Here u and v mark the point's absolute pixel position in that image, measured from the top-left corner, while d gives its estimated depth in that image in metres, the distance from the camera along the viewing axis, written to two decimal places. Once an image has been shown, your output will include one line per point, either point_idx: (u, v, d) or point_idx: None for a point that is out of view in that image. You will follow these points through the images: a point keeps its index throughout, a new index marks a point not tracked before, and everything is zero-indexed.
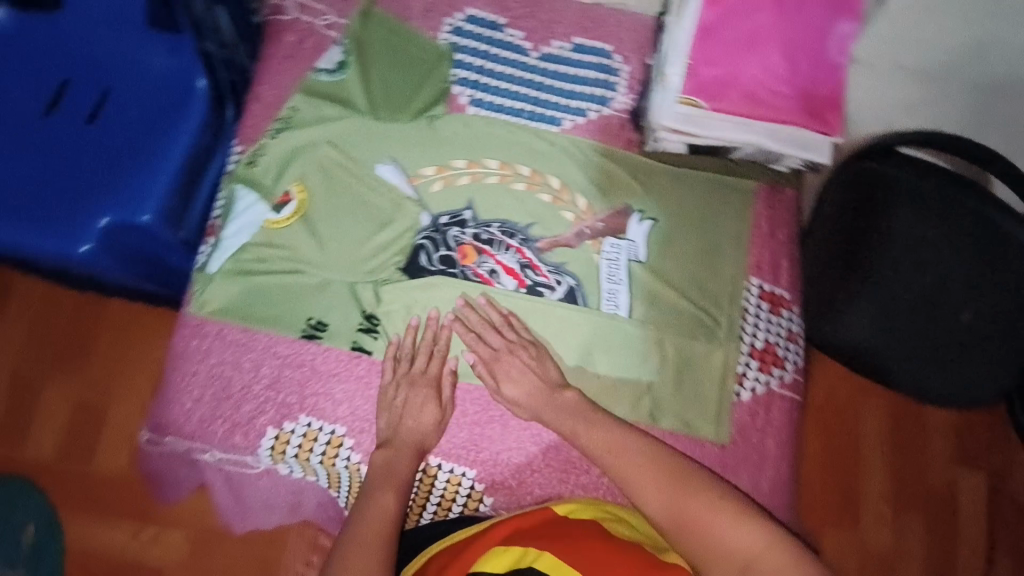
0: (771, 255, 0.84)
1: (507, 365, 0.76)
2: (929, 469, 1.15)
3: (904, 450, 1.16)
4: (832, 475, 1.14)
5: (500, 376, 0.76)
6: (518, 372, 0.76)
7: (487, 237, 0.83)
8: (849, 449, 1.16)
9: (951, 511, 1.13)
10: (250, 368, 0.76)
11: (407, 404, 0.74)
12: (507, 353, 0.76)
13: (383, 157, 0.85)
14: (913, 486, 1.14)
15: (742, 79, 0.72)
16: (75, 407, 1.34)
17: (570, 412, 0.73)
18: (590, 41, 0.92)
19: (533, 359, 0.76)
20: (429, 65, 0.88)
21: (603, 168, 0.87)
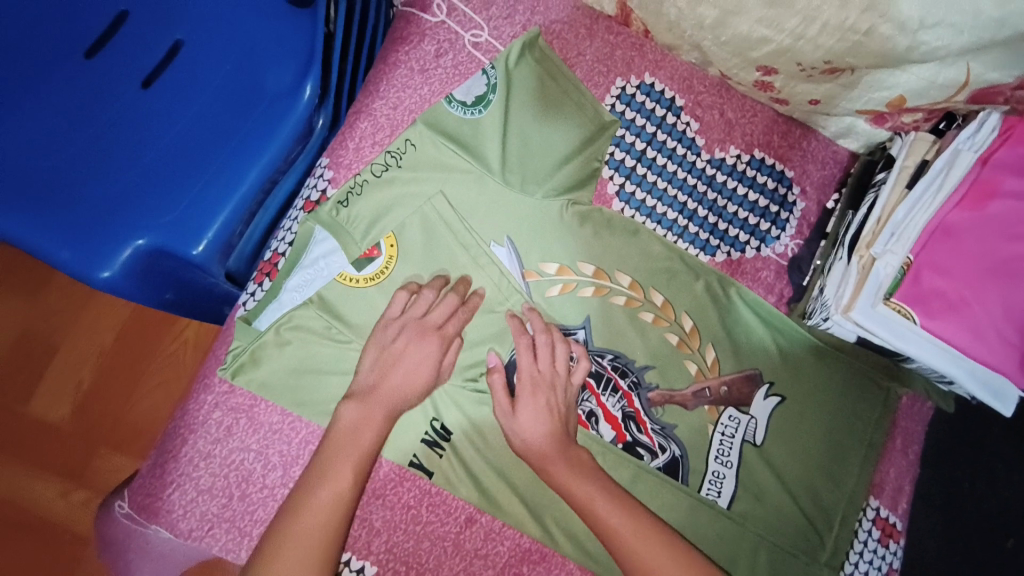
0: (895, 476, 0.74)
1: (539, 392, 0.63)
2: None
3: None
4: None
5: (519, 403, 0.63)
6: (540, 389, 0.63)
7: (596, 369, 0.69)
8: None
9: None
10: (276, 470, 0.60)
11: (463, 545, 0.64)
12: (541, 380, 0.63)
13: (500, 235, 0.68)
14: None
15: (969, 307, 0.60)
16: (22, 334, 1.07)
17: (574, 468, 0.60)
18: (772, 161, 0.77)
19: (558, 399, 0.63)
20: (586, 134, 0.72)
21: (743, 320, 0.73)
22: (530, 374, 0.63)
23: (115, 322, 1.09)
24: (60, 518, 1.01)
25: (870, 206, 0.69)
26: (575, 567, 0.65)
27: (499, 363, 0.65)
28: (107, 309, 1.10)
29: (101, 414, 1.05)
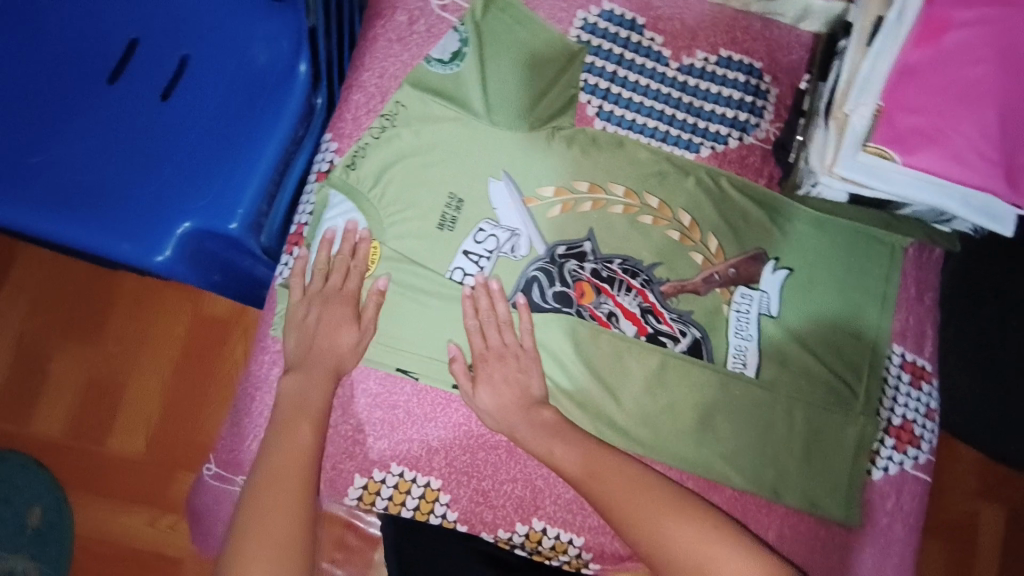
0: (916, 322, 0.76)
1: (494, 366, 0.68)
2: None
3: None
4: None
5: (478, 380, 0.68)
6: (493, 379, 0.68)
7: (607, 274, 0.74)
8: None
9: None
10: None
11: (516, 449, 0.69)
12: (491, 355, 0.68)
13: (497, 170, 0.75)
14: None
15: (947, 136, 0.63)
16: (91, 378, 1.12)
17: (546, 430, 0.65)
18: (739, 56, 0.81)
19: (514, 370, 0.68)
20: (557, 66, 0.78)
21: (739, 205, 0.77)
22: (480, 353, 0.68)
23: (168, 354, 1.13)
24: (155, 540, 1.08)
25: (837, 72, 0.72)
26: None
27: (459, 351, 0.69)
28: (158, 343, 1.13)
29: (175, 439, 1.11)
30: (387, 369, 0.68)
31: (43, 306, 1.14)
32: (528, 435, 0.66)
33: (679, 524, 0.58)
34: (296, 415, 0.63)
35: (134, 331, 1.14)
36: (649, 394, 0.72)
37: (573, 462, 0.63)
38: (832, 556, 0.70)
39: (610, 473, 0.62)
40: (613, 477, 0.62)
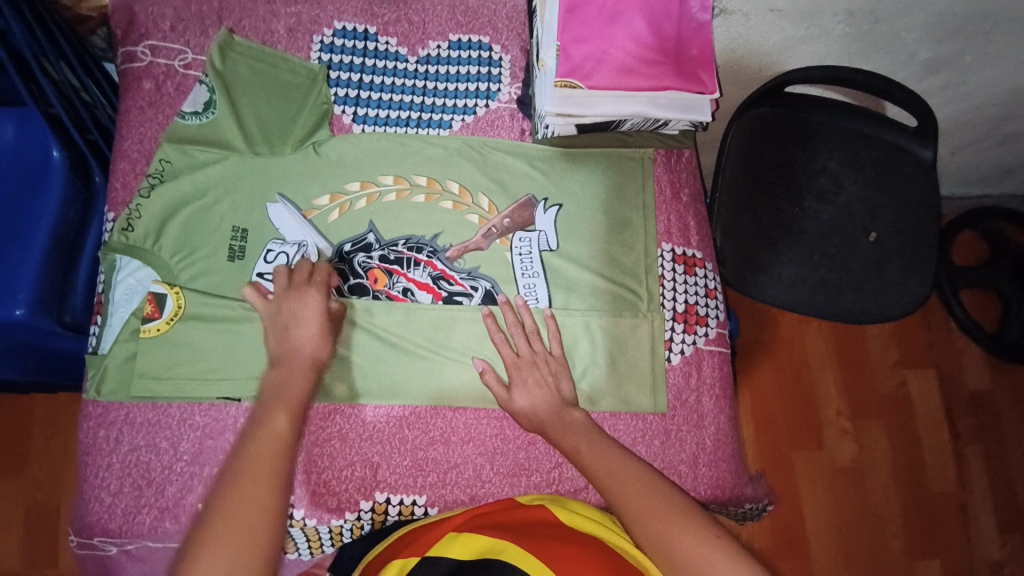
0: (678, 219, 0.85)
1: (525, 373, 0.74)
2: (877, 379, 1.35)
3: (849, 362, 1.35)
4: (794, 410, 1.32)
5: (512, 386, 0.73)
6: (523, 382, 0.73)
7: (394, 256, 0.81)
8: (803, 380, 1.34)
9: (903, 406, 1.34)
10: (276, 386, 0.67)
11: (348, 434, 0.74)
12: (523, 363, 0.74)
13: (271, 194, 0.81)
14: (869, 397, 1.34)
15: (611, 53, 0.72)
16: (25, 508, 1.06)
17: (571, 428, 0.70)
18: (467, 36, 0.90)
19: (545, 374, 0.74)
20: (304, 88, 0.85)
21: (500, 163, 0.86)
22: (512, 359, 0.74)
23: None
24: None
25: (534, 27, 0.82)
26: (445, 410, 0.76)
27: (484, 364, 0.74)
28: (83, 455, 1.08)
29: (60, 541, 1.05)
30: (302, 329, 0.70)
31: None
32: (552, 431, 0.70)
33: (684, 537, 0.58)
34: (279, 406, 0.64)
35: (56, 448, 1.09)
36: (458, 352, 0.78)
37: (576, 446, 0.68)
38: (653, 443, 0.76)
39: (594, 464, 0.65)
40: (608, 468, 0.65)
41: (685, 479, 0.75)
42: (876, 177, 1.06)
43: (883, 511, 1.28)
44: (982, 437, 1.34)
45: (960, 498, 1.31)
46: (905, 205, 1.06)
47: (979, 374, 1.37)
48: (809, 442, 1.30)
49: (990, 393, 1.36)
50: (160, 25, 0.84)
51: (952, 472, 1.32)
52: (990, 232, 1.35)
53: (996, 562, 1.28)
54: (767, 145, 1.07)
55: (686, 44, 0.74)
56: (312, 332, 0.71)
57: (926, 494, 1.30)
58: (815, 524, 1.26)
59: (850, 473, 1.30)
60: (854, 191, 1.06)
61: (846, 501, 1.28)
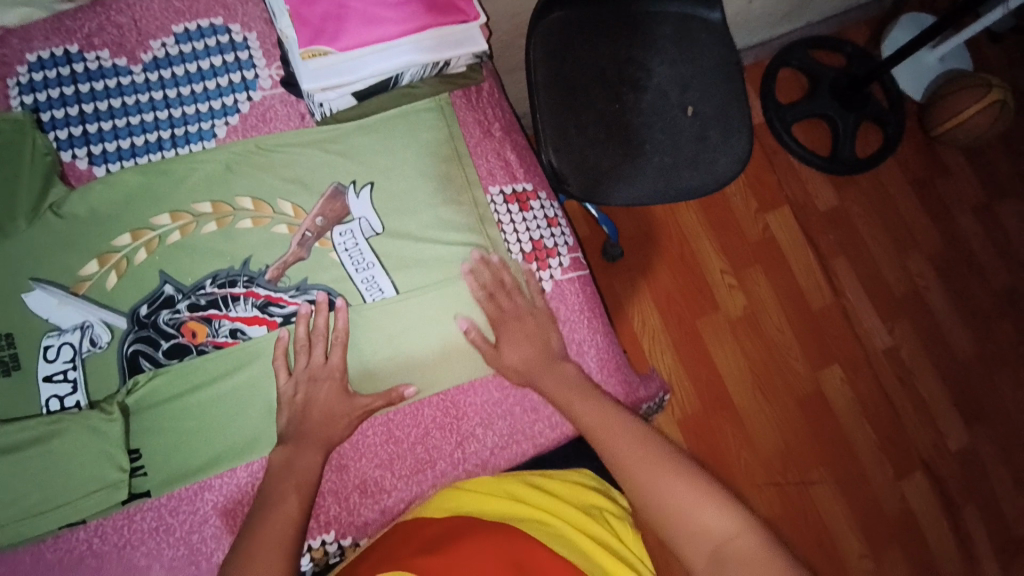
0: (497, 157, 0.82)
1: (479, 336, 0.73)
2: (744, 229, 1.38)
3: (719, 223, 1.38)
4: (683, 283, 1.34)
5: (500, 343, 0.73)
6: (499, 340, 0.73)
7: (207, 300, 0.70)
8: (684, 253, 1.35)
9: (773, 245, 1.38)
10: (284, 465, 0.66)
11: (226, 504, 0.67)
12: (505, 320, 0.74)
13: (26, 281, 0.68)
14: (743, 246, 1.37)
15: (351, 6, 0.65)
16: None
17: (564, 381, 0.71)
18: (195, 23, 0.77)
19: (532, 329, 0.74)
20: (14, 144, 0.70)
21: (289, 158, 0.76)
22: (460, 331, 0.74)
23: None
24: None
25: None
26: None
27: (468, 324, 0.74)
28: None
29: None
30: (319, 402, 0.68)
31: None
32: (546, 384, 0.72)
33: (676, 487, 0.61)
34: (290, 482, 0.65)
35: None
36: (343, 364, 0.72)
37: (568, 399, 0.70)
38: None
39: (594, 417, 0.68)
40: (602, 420, 0.68)
41: None
42: (679, 52, 1.08)
43: (782, 343, 1.33)
44: (844, 247, 1.40)
45: (840, 307, 1.36)
46: (713, 69, 1.08)
47: (825, 191, 1.42)
48: (703, 307, 1.33)
49: (843, 208, 1.42)
50: None
51: (827, 288, 1.37)
52: (805, 63, 1.40)
53: (890, 350, 1.36)
54: (570, 49, 1.05)
55: None
56: (329, 401, 0.68)
57: (814, 314, 1.35)
58: (726, 376, 1.30)
59: (745, 320, 1.33)
60: (664, 74, 1.07)
61: (749, 346, 1.32)
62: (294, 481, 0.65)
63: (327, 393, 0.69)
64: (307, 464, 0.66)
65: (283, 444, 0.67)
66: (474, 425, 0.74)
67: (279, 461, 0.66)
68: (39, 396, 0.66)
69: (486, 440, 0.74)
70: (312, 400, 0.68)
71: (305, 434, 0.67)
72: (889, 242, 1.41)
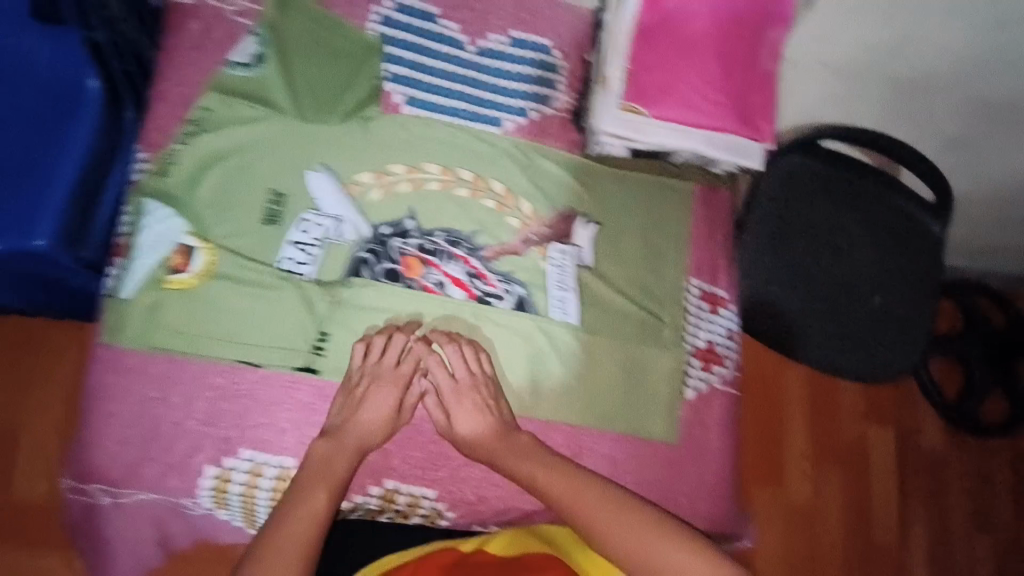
0: (710, 257, 0.87)
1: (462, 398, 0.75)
2: (840, 430, 1.34)
3: (820, 410, 1.34)
4: (763, 448, 1.30)
5: (452, 411, 0.75)
6: (462, 413, 0.74)
7: (432, 247, 0.80)
8: (777, 420, 1.31)
9: (862, 458, 1.33)
10: (322, 460, 0.70)
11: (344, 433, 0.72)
12: (463, 390, 0.75)
13: (313, 163, 0.79)
14: (833, 444, 1.33)
15: (680, 89, 0.73)
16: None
17: (519, 452, 0.73)
18: (531, 35, 0.87)
19: (484, 396, 0.75)
20: (357, 58, 0.81)
21: (547, 172, 0.85)
22: (453, 387, 0.75)
23: (57, 398, 1.03)
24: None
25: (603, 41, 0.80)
26: None
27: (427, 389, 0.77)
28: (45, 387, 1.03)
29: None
30: (374, 408, 0.73)
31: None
32: (506, 460, 0.73)
33: (678, 553, 0.65)
34: (320, 476, 0.69)
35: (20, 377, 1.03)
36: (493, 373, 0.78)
37: (533, 474, 0.72)
38: (654, 469, 0.80)
39: (551, 480, 0.71)
40: (547, 475, 0.72)
41: (681, 509, 0.79)
42: (889, 243, 1.09)
43: (828, 557, 1.28)
44: (929, 495, 1.34)
45: (898, 551, 1.31)
46: (910, 273, 1.09)
47: (933, 434, 1.37)
48: (771, 482, 1.29)
49: (943, 458, 1.36)
50: None
51: (895, 526, 1.32)
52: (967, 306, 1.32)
53: None
54: (795, 194, 1.06)
55: (752, 89, 0.74)
56: (379, 417, 0.73)
57: (871, 544, 1.30)
58: (762, 558, 1.25)
59: (804, 515, 1.28)
60: (865, 255, 1.09)
61: (797, 543, 1.27)
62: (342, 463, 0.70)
63: (384, 396, 0.74)
64: (342, 461, 0.70)
65: (387, 419, 0.74)
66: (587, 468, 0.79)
67: (324, 451, 0.70)
68: (279, 252, 0.76)
69: None
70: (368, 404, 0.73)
71: (347, 430, 0.72)
72: (972, 514, 1.35)
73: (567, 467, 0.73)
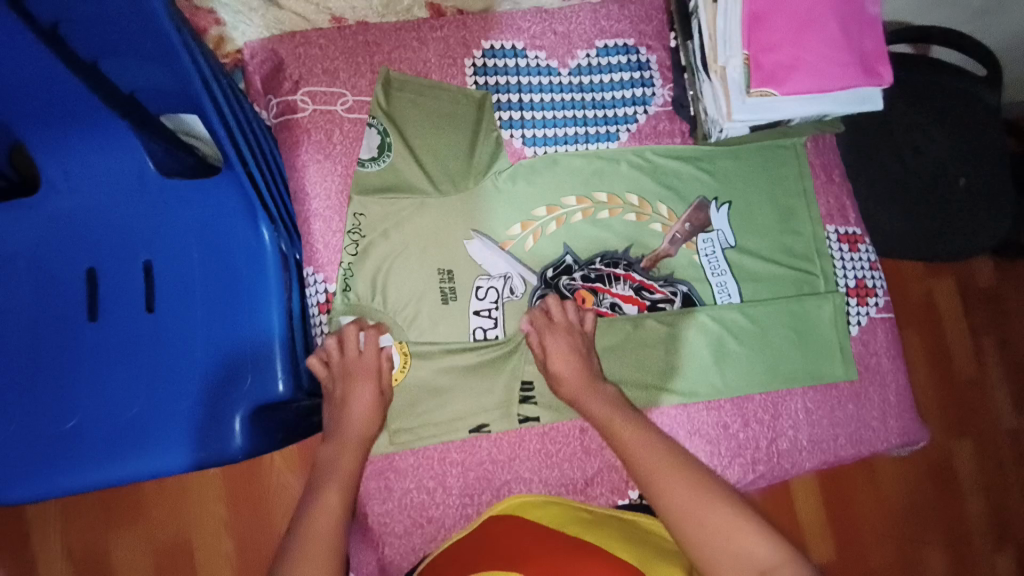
0: (835, 200, 0.92)
1: (561, 339, 0.76)
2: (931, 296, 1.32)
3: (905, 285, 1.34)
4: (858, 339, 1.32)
5: (548, 349, 0.76)
6: (557, 347, 0.76)
7: (595, 275, 0.84)
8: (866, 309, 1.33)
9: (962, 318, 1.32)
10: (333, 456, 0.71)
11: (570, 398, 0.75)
12: (558, 329, 0.77)
13: (467, 231, 0.82)
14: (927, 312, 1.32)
15: (804, 60, 0.75)
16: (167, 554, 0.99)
17: (603, 399, 0.74)
18: (613, 41, 0.91)
19: (580, 343, 0.77)
20: (472, 116, 0.85)
21: (669, 169, 0.89)
22: (557, 334, 0.76)
23: (216, 495, 1.00)
24: None
25: (698, 30, 0.83)
26: (667, 407, 0.84)
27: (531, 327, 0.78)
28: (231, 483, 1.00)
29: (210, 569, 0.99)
30: (355, 405, 0.73)
31: (75, 505, 1.00)
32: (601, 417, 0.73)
33: (716, 510, 0.59)
34: (331, 477, 0.68)
35: (172, 489, 1.00)
36: (672, 373, 0.84)
37: (616, 427, 0.71)
38: (848, 406, 0.87)
39: (643, 452, 0.67)
40: (641, 447, 0.68)
41: (880, 432, 0.87)
42: (960, 124, 1.10)
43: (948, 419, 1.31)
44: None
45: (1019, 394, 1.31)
46: (990, 145, 1.10)
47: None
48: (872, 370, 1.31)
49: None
50: (314, 69, 0.81)
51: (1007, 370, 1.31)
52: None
53: None
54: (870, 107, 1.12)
55: (862, 37, 0.77)
56: (364, 411, 0.73)
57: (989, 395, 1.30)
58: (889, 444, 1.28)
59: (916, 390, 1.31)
60: (942, 142, 1.11)
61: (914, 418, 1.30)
62: (337, 478, 0.68)
63: (363, 387, 0.74)
64: (349, 465, 0.70)
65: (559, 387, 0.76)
66: (787, 426, 0.85)
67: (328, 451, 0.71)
68: (465, 326, 0.80)
69: (796, 442, 0.85)
70: (345, 398, 0.73)
71: (348, 428, 0.72)
72: None
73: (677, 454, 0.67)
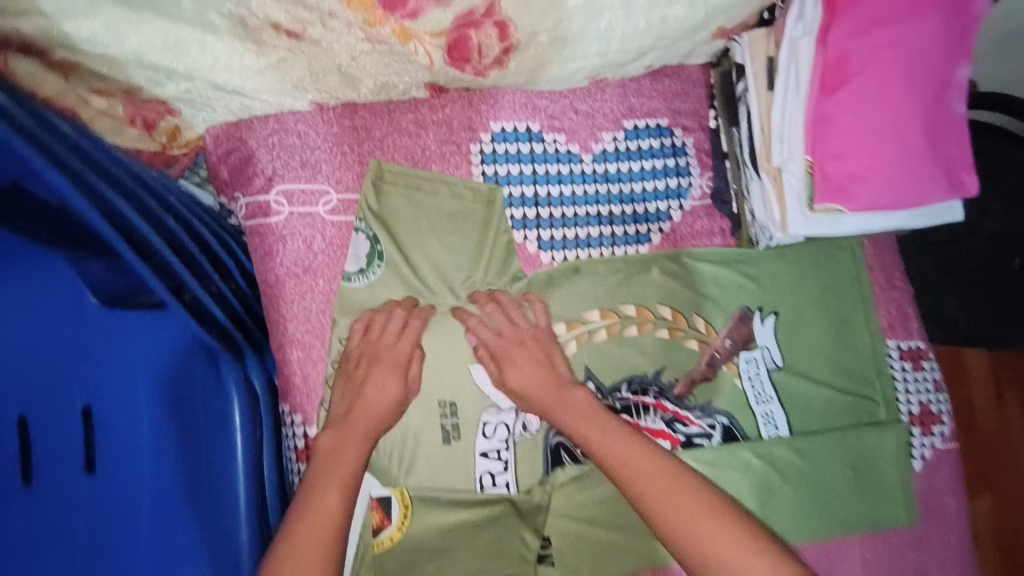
0: (898, 310, 0.80)
1: (522, 351, 0.67)
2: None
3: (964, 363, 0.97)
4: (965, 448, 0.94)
5: (502, 362, 0.67)
6: (516, 361, 0.66)
7: (622, 405, 0.72)
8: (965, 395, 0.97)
9: None
10: (327, 454, 0.61)
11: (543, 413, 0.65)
12: (511, 345, 0.67)
13: (473, 355, 0.69)
14: None
15: (880, 171, 0.61)
16: None
17: (581, 412, 0.64)
18: (644, 121, 0.76)
19: (542, 352, 0.67)
20: (478, 214, 0.72)
21: (708, 274, 0.76)
22: (510, 334, 0.68)
23: None
24: None
25: (747, 118, 0.69)
26: None
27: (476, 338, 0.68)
28: None
29: None
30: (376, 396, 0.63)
31: None
32: (576, 423, 0.63)
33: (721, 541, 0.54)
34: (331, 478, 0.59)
35: None
36: None
37: (587, 432, 0.62)
38: (910, 556, 0.75)
39: (632, 467, 0.60)
40: (626, 457, 0.61)
41: None
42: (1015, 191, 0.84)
43: None
44: None
45: None
46: None
47: None
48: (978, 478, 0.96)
49: None
50: (291, 162, 0.68)
51: None
52: None
53: None
54: None
55: (946, 141, 0.63)
56: (385, 399, 0.63)
57: None
58: None
59: None
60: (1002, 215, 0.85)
61: None
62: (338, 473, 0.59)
63: (385, 379, 0.64)
64: (351, 456, 0.60)
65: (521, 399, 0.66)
66: None
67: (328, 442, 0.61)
68: (468, 470, 0.68)
69: None
70: (364, 392, 0.63)
71: (356, 418, 0.62)
72: None
73: (677, 471, 0.60)
